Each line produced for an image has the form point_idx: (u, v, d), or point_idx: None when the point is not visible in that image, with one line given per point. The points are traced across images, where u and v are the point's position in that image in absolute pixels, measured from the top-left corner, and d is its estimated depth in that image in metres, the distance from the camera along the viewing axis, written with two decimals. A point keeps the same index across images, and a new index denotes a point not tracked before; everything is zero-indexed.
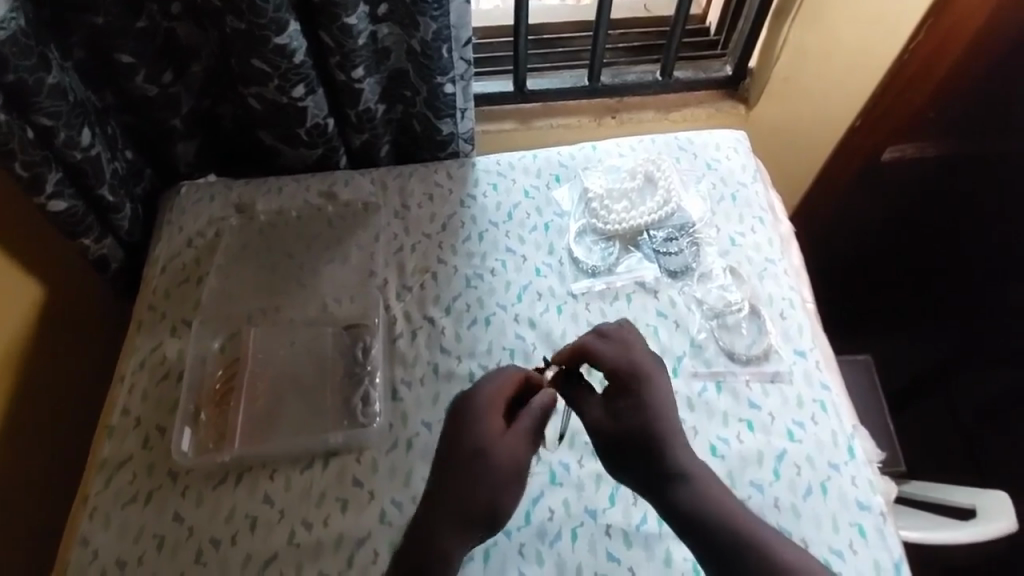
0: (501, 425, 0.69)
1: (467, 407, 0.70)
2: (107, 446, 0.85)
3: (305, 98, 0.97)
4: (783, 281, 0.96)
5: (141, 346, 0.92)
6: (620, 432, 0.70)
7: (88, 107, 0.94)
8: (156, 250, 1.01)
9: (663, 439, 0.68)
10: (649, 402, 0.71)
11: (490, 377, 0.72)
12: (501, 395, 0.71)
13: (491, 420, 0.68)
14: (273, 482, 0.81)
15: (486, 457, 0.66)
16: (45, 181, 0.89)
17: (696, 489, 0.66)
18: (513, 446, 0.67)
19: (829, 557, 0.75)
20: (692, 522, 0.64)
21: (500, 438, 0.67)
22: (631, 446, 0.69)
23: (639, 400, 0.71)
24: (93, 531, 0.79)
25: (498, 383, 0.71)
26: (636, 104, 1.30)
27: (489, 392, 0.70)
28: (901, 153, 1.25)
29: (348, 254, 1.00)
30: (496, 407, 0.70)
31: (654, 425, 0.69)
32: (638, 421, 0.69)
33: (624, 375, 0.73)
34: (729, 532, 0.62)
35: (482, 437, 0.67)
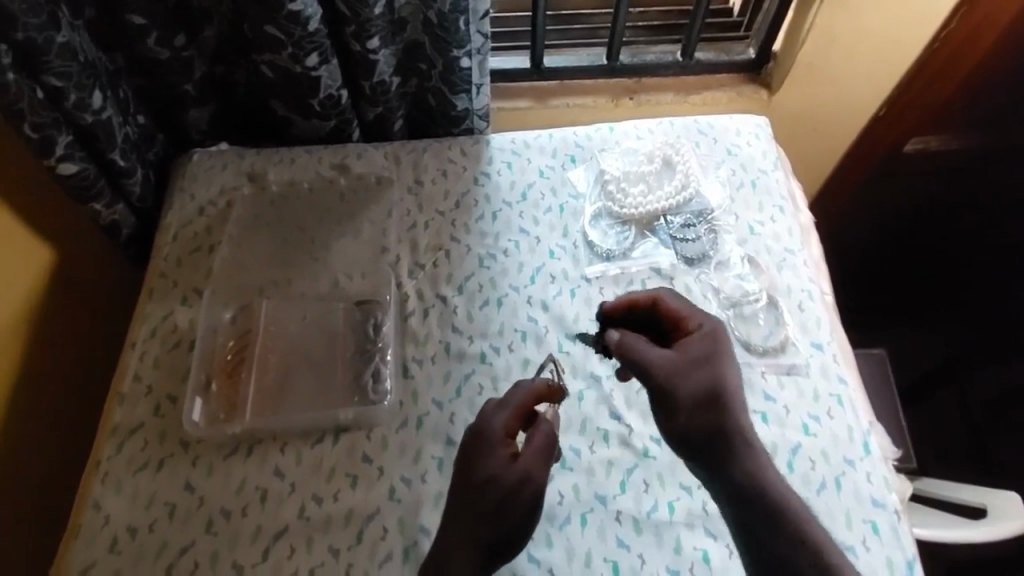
0: (511, 452, 0.67)
1: (476, 438, 0.68)
2: (118, 413, 0.84)
3: (319, 68, 0.95)
4: (802, 272, 0.95)
5: (152, 314, 0.92)
6: (677, 386, 0.64)
7: (99, 69, 0.92)
8: (167, 217, 1.00)
9: (732, 398, 0.63)
10: (720, 358, 0.66)
11: (498, 407, 0.70)
12: (512, 423, 0.69)
13: (500, 451, 0.66)
14: (283, 455, 0.81)
15: (496, 486, 0.64)
16: (55, 144, 0.87)
17: (755, 463, 0.60)
18: (525, 474, 0.65)
19: (840, 553, 0.76)
20: (750, 504, 0.58)
21: (509, 465, 0.65)
22: (693, 409, 0.63)
23: (715, 355, 0.66)
24: (104, 495, 0.79)
25: (510, 410, 0.69)
26: (654, 85, 1.27)
27: (498, 419, 0.69)
28: (926, 144, 1.26)
29: (360, 229, 0.99)
30: (507, 436, 0.68)
31: (721, 381, 0.64)
32: (706, 378, 0.64)
33: (700, 331, 0.69)
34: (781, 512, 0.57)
35: (494, 465, 0.65)
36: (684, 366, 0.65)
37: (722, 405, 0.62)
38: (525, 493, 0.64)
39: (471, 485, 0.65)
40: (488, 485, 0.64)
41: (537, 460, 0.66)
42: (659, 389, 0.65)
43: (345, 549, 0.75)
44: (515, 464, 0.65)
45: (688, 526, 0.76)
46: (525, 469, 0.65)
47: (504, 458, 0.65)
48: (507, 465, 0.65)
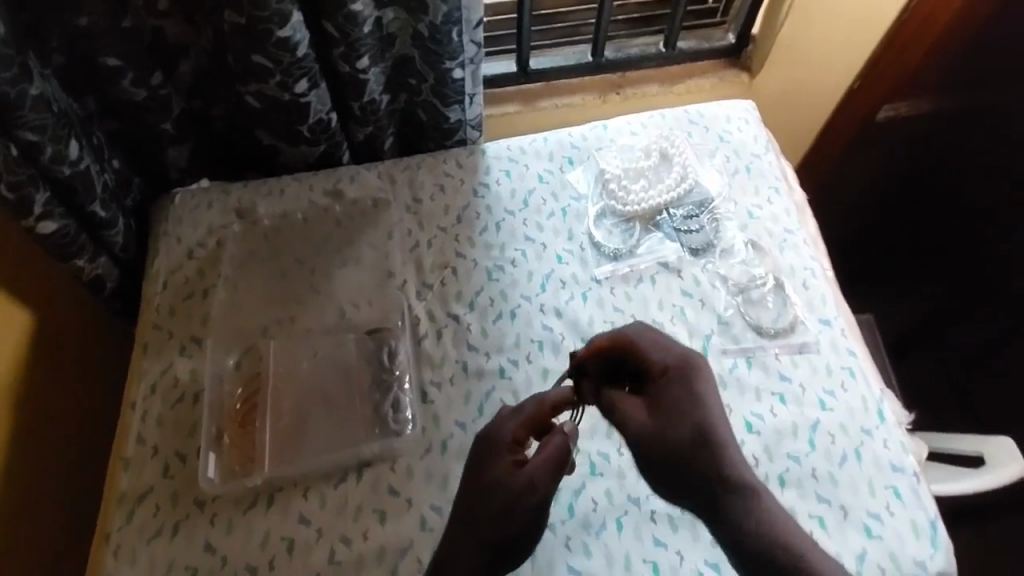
0: (517, 458, 0.64)
1: (487, 445, 0.67)
2: (124, 480, 0.80)
3: (309, 94, 0.91)
4: (803, 251, 0.93)
5: (149, 370, 0.87)
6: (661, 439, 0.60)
7: (72, 117, 0.88)
8: (155, 263, 0.96)
9: (717, 439, 0.59)
10: (698, 395, 0.62)
11: (507, 415, 0.68)
12: (521, 432, 0.66)
13: (504, 457, 0.64)
14: (306, 501, 0.77)
15: (500, 494, 0.62)
16: (33, 202, 0.83)
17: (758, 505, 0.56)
18: (529, 480, 0.62)
19: (866, 522, 0.74)
20: (755, 552, 0.54)
21: (514, 472, 0.63)
22: (675, 467, 0.59)
23: (689, 395, 0.62)
24: (119, 571, 0.74)
25: (518, 417, 0.67)
26: (637, 78, 1.25)
27: (508, 425, 0.67)
28: (895, 112, 1.29)
29: (361, 255, 0.96)
30: (514, 443, 0.66)
31: (700, 420, 0.60)
32: (688, 425, 0.60)
33: (667, 370, 0.65)
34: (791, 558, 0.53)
35: (496, 471, 0.64)
36: (664, 417, 0.62)
37: (708, 451, 0.58)
38: (532, 500, 0.61)
39: (477, 495, 0.63)
40: (493, 494, 0.62)
41: (547, 471, 0.62)
42: (645, 449, 0.61)
43: None
44: (520, 471, 0.63)
45: None
46: (528, 476, 0.62)
47: (508, 464, 0.63)
48: (511, 471, 0.63)
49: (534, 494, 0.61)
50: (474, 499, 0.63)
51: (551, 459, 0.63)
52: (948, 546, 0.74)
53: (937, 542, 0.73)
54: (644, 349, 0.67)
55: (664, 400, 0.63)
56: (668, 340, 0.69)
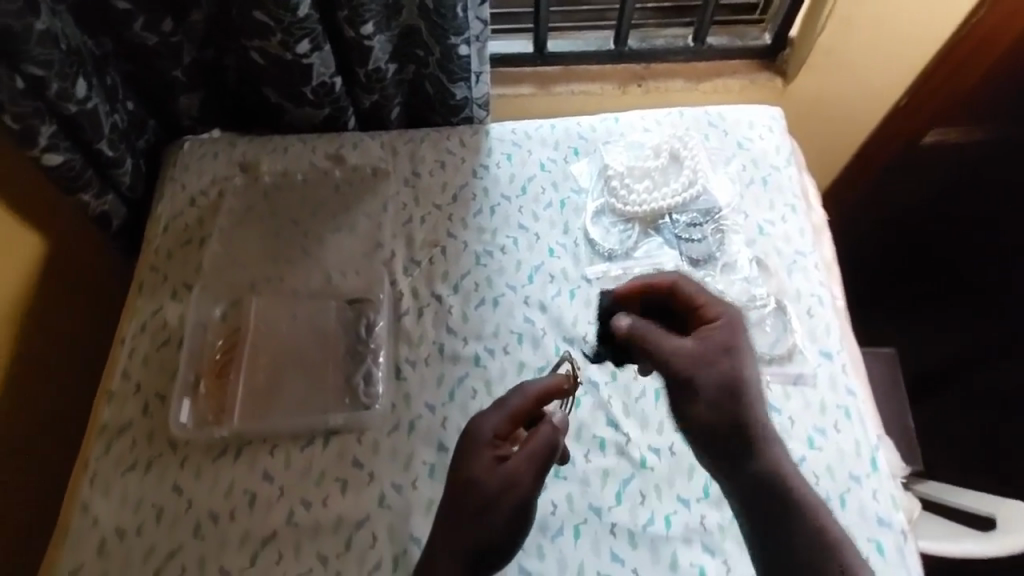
0: (498, 455, 0.61)
1: (465, 441, 0.63)
2: (106, 411, 0.83)
3: (311, 55, 0.91)
4: (813, 275, 0.91)
5: (142, 309, 0.90)
6: (694, 372, 0.60)
7: (85, 55, 0.89)
8: (158, 208, 0.98)
9: (745, 391, 0.59)
10: (735, 347, 0.61)
11: (490, 408, 0.65)
12: (503, 427, 0.63)
13: (484, 454, 0.61)
14: (272, 457, 0.80)
15: (477, 493, 0.59)
16: (38, 134, 0.85)
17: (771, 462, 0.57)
18: (508, 479, 0.59)
19: None
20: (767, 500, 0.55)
21: (493, 468, 0.60)
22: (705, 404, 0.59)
23: (727, 344, 0.62)
24: (92, 497, 0.78)
25: (502, 412, 0.64)
26: (664, 71, 1.21)
27: (488, 421, 0.63)
28: (943, 137, 1.22)
29: (356, 223, 0.96)
30: (496, 439, 0.62)
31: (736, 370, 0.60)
32: (722, 368, 0.60)
33: (715, 321, 0.64)
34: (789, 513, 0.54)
35: (475, 469, 0.60)
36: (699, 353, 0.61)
37: (735, 397, 0.58)
38: (508, 500, 0.58)
39: (453, 491, 0.60)
40: (469, 492, 0.59)
41: (529, 468, 0.60)
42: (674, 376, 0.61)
43: (334, 556, 0.74)
44: (502, 468, 0.60)
45: (685, 541, 0.74)
46: (509, 473, 0.59)
47: (488, 461, 0.60)
48: (490, 469, 0.60)
49: (515, 494, 0.58)
50: (450, 495, 0.60)
51: (534, 456, 0.60)
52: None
53: None
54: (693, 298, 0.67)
55: (709, 342, 0.62)
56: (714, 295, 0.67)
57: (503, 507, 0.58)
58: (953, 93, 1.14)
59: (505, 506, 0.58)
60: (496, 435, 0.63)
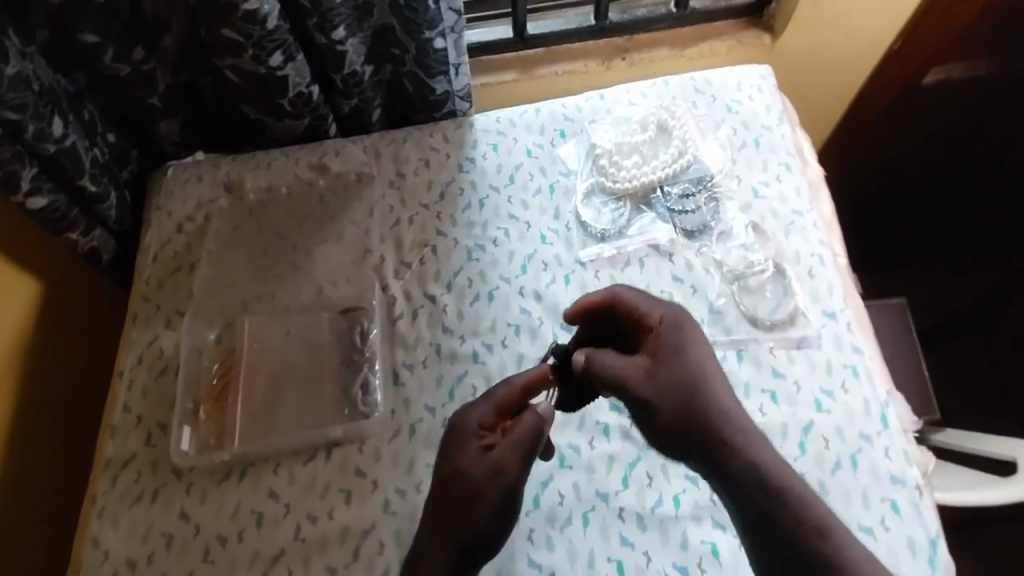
0: (484, 444, 0.62)
1: (453, 432, 0.63)
2: (110, 446, 0.83)
3: (285, 67, 0.90)
4: (811, 235, 0.87)
5: (137, 341, 0.90)
6: (664, 384, 0.61)
7: (59, 94, 0.89)
8: (147, 237, 0.98)
9: (711, 389, 0.60)
10: (696, 361, 0.62)
11: (477, 399, 0.64)
12: (489, 418, 0.63)
13: (470, 445, 0.62)
14: (276, 476, 0.79)
15: (464, 483, 0.60)
16: (20, 178, 0.85)
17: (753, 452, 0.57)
18: (494, 469, 0.60)
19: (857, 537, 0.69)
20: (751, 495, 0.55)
21: (480, 458, 0.61)
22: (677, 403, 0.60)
23: (685, 347, 0.63)
24: (102, 532, 0.78)
25: (486, 404, 0.63)
26: (649, 41, 1.16)
27: (474, 412, 0.63)
28: (946, 75, 1.14)
29: (342, 231, 0.95)
30: (481, 429, 0.63)
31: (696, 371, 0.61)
32: (687, 368, 0.61)
33: (666, 325, 0.65)
34: (783, 504, 0.53)
35: (461, 461, 0.61)
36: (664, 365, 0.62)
37: (704, 395, 0.60)
38: (496, 485, 0.60)
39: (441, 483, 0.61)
40: (457, 482, 0.60)
41: (515, 455, 0.61)
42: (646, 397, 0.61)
43: (342, 567, 0.73)
44: (487, 458, 0.61)
45: (695, 519, 0.71)
46: (494, 463, 0.60)
47: (474, 452, 0.61)
48: (477, 459, 0.61)
49: (500, 483, 0.60)
50: (441, 487, 0.61)
51: (519, 444, 0.61)
52: (946, 566, 0.68)
53: (936, 562, 0.68)
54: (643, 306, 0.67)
55: (659, 349, 0.64)
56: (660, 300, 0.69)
57: (488, 498, 0.59)
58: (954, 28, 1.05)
59: (490, 498, 0.59)
60: (482, 425, 0.63)
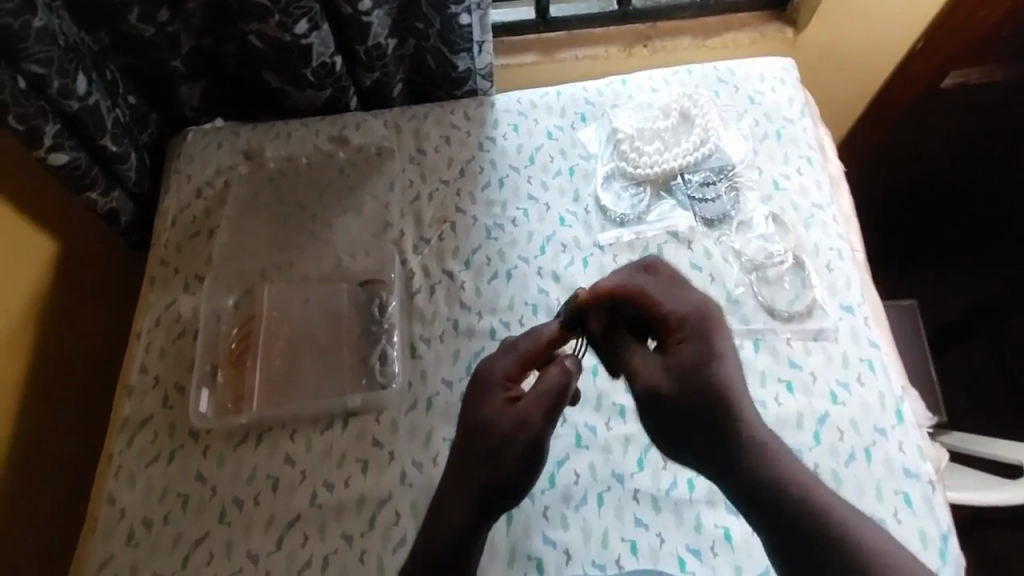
0: (509, 396, 0.61)
1: (477, 383, 0.63)
2: (127, 406, 0.84)
3: (309, 35, 0.89)
4: (831, 229, 0.88)
5: (155, 303, 0.90)
6: (687, 402, 0.54)
7: (83, 51, 0.88)
8: (165, 202, 0.97)
9: (735, 400, 0.55)
10: (722, 372, 0.55)
11: (502, 351, 0.64)
12: (514, 370, 0.62)
13: (495, 395, 0.61)
14: (293, 443, 0.80)
15: (487, 432, 0.59)
16: (43, 134, 0.85)
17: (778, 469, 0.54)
18: (519, 419, 0.59)
19: None
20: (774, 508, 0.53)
21: (504, 409, 0.60)
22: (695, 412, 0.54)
23: (706, 352, 0.56)
24: (119, 490, 0.78)
25: (511, 354, 0.63)
26: (670, 30, 1.16)
27: (500, 364, 0.63)
28: (963, 78, 1.15)
29: (362, 204, 0.95)
30: (506, 382, 0.62)
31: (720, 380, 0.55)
32: (709, 378, 0.54)
33: (683, 323, 0.57)
34: (808, 525, 0.52)
35: (486, 410, 0.60)
36: (686, 379, 0.55)
37: (727, 410, 0.54)
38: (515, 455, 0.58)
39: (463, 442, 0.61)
40: (480, 435, 0.59)
41: (540, 407, 0.59)
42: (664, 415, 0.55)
43: (359, 535, 0.74)
44: (512, 408, 0.60)
45: (709, 502, 0.73)
46: (519, 412, 0.59)
47: (499, 403, 0.60)
48: (502, 409, 0.60)
49: (524, 432, 0.58)
50: (462, 440, 0.61)
51: (545, 396, 0.60)
52: (957, 560, 0.69)
53: (946, 555, 0.69)
54: (654, 302, 0.58)
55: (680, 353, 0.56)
56: (680, 288, 0.60)
57: (514, 444, 0.58)
58: (971, 34, 1.07)
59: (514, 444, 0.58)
60: (507, 377, 0.62)
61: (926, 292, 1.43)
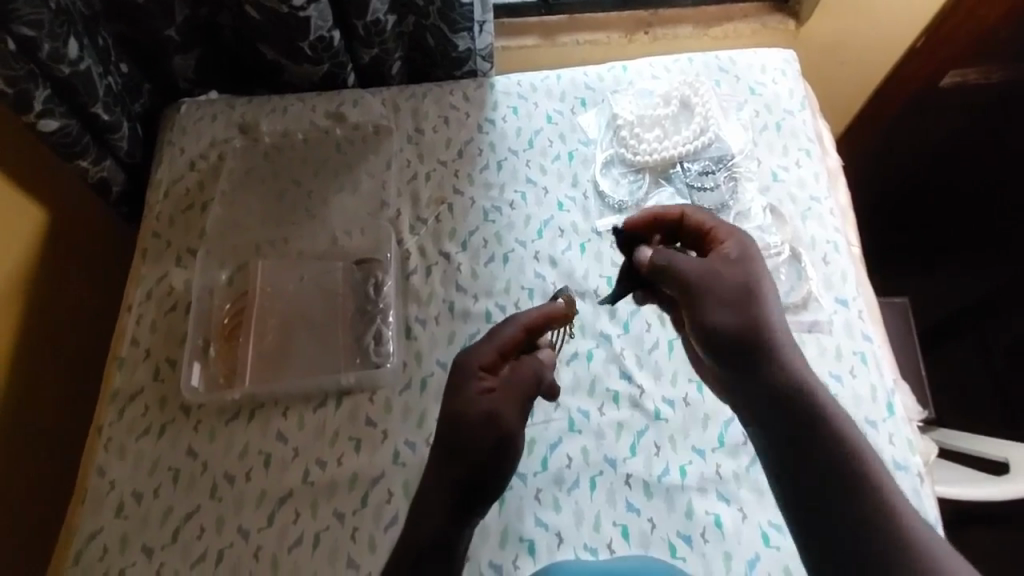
0: (484, 385, 0.60)
1: (456, 372, 0.61)
2: (118, 378, 0.83)
3: (307, 8, 0.86)
4: (828, 222, 0.89)
5: (147, 276, 0.89)
6: (715, 304, 0.56)
7: (75, 15, 0.85)
8: (157, 174, 0.96)
9: (766, 305, 0.56)
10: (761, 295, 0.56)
11: (485, 338, 0.63)
12: (493, 358, 0.61)
13: (471, 382, 0.60)
14: (285, 419, 0.80)
15: (463, 428, 0.57)
16: (32, 99, 0.83)
17: (804, 385, 0.52)
18: (489, 411, 0.58)
19: None
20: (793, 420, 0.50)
21: (479, 399, 0.58)
22: (725, 316, 0.55)
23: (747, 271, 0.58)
24: (108, 461, 0.78)
25: (491, 343, 0.62)
26: (672, 17, 1.15)
27: (481, 350, 0.62)
28: (963, 78, 1.16)
29: (359, 182, 0.94)
30: (483, 369, 0.61)
31: (756, 297, 0.56)
32: (740, 281, 0.57)
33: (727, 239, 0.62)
34: (835, 449, 0.48)
35: (463, 402, 0.59)
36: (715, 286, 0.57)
37: (754, 312, 0.55)
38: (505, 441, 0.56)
39: (452, 435, 0.59)
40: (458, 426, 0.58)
41: (512, 402, 0.58)
42: (687, 306, 0.58)
43: (351, 513, 0.74)
44: (483, 399, 0.58)
45: (700, 490, 0.74)
46: (491, 402, 0.58)
47: (475, 391, 0.59)
48: (475, 398, 0.59)
49: (498, 429, 0.57)
50: (449, 434, 0.59)
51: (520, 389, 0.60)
52: None
53: None
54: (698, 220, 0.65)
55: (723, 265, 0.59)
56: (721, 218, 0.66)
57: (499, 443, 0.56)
58: (972, 33, 1.07)
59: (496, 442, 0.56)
60: (483, 364, 0.61)
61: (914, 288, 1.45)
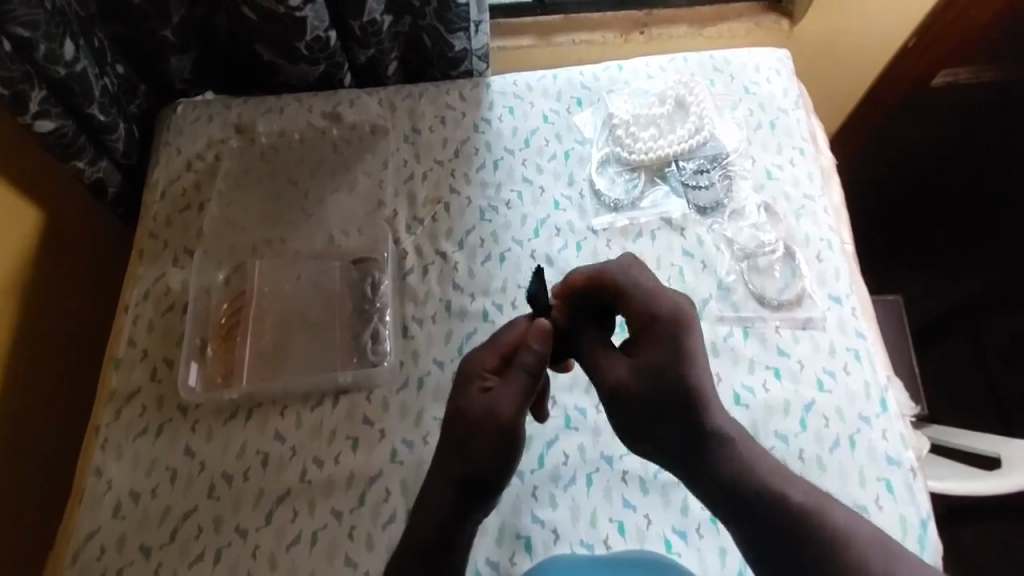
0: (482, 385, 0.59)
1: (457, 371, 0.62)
2: (115, 378, 0.83)
3: (304, 8, 0.87)
4: (821, 219, 0.89)
5: (144, 276, 0.89)
6: (644, 390, 0.60)
7: (70, 16, 0.85)
8: (154, 174, 0.96)
9: (703, 391, 0.60)
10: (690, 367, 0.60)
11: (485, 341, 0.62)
12: (491, 360, 0.60)
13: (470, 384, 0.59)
14: (283, 418, 0.80)
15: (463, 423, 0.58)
16: (28, 100, 0.82)
17: (737, 458, 0.59)
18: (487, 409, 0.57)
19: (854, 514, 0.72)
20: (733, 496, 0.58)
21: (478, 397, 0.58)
22: (656, 401, 0.60)
23: (674, 346, 0.61)
24: (105, 462, 0.78)
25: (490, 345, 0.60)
26: (667, 17, 1.16)
27: (481, 354, 0.61)
28: (953, 77, 1.19)
29: (355, 181, 0.95)
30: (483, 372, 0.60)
31: (686, 371, 0.60)
32: (675, 381, 0.60)
33: (659, 322, 0.62)
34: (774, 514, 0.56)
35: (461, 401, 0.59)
36: (645, 370, 0.61)
37: (689, 403, 0.60)
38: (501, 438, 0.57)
39: (450, 433, 0.59)
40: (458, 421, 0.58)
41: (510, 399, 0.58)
42: (616, 398, 0.62)
43: (348, 511, 0.74)
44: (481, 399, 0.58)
45: None
46: (493, 401, 0.58)
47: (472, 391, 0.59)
48: (473, 398, 0.58)
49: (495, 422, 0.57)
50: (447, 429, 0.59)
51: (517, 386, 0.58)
52: (935, 546, 0.71)
53: (925, 541, 0.71)
54: (628, 293, 0.64)
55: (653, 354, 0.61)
56: (655, 282, 0.66)
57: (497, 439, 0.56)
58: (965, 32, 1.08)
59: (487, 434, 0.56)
60: (485, 368, 0.60)
61: (908, 285, 1.46)
